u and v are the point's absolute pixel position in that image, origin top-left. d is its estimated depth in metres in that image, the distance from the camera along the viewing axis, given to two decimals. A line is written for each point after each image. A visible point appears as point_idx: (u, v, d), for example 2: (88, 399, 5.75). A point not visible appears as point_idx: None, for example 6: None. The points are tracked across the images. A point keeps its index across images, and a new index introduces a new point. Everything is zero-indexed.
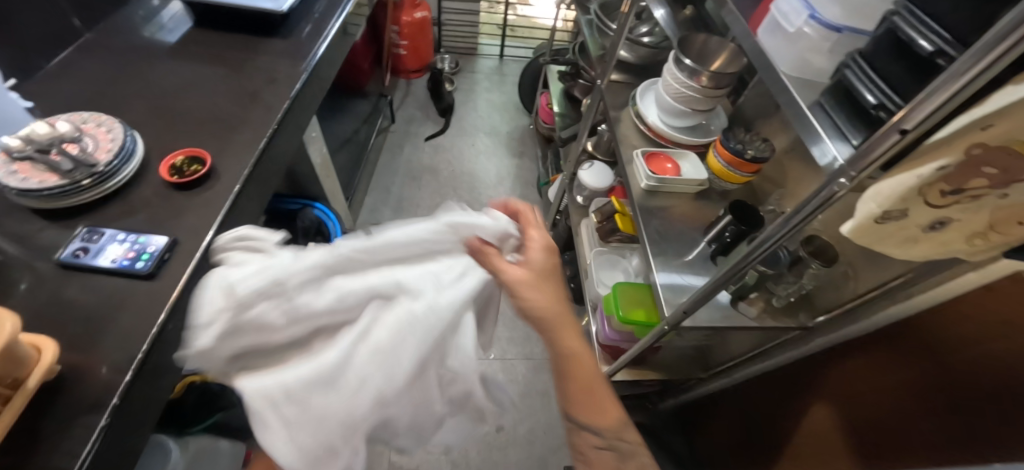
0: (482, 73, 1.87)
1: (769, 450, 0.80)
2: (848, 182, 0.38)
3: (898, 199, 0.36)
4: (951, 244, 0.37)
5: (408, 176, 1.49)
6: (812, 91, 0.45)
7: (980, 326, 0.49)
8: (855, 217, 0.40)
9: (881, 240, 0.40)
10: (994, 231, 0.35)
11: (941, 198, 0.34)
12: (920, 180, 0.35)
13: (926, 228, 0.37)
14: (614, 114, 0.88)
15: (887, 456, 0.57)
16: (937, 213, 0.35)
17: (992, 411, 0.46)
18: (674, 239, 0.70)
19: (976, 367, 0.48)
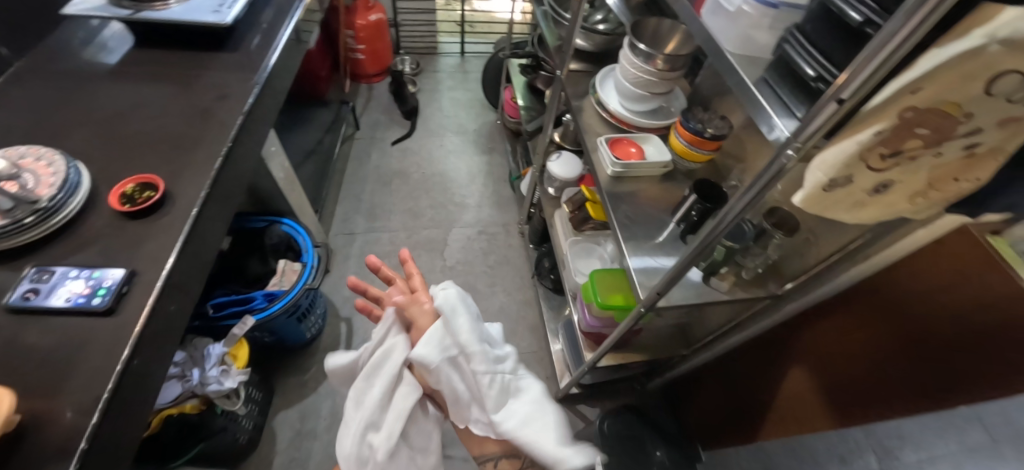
0: (444, 72, 1.85)
1: (753, 416, 0.83)
2: (796, 153, 0.39)
3: (842, 167, 0.37)
4: (895, 206, 0.40)
5: (378, 182, 1.47)
6: (756, 67, 0.46)
7: (941, 277, 0.52)
8: (804, 187, 0.40)
9: (831, 207, 0.41)
10: (933, 190, 0.38)
11: (882, 161, 0.36)
12: (861, 146, 0.35)
13: (871, 191, 0.38)
14: (577, 104, 0.88)
15: (863, 412, 0.60)
16: (879, 177, 0.37)
17: (960, 357, 0.48)
18: (644, 222, 0.71)
19: (940, 317, 0.51)
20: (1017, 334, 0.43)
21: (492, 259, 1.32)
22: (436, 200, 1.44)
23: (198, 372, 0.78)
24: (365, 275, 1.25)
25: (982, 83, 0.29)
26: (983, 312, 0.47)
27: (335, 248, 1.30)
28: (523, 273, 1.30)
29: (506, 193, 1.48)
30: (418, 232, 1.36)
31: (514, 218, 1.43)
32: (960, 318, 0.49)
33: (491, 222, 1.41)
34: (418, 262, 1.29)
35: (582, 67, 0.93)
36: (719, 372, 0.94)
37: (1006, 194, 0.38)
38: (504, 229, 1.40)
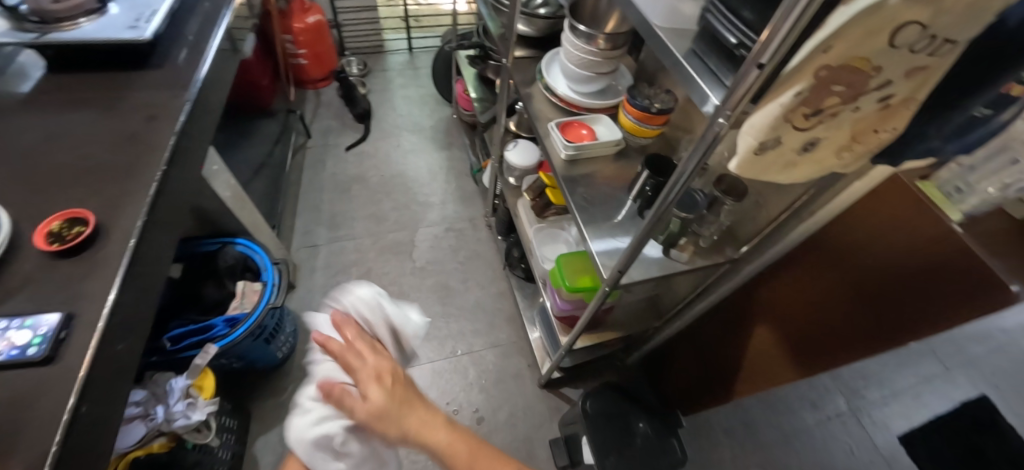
0: (394, 70, 1.80)
1: (725, 377, 0.86)
2: (727, 121, 0.40)
3: (768, 131, 0.37)
4: (824, 161, 0.42)
5: (337, 190, 1.42)
6: (685, 39, 0.47)
7: (877, 227, 0.55)
8: (737, 153, 0.41)
9: (766, 169, 0.42)
10: (856, 143, 0.41)
11: (805, 120, 0.37)
12: (783, 109, 0.36)
13: (800, 150, 0.40)
14: (526, 91, 0.88)
15: (822, 360, 0.63)
16: (805, 136, 0.38)
17: (902, 297, 0.51)
18: (601, 203, 0.72)
19: (881, 263, 0.54)
20: (948, 270, 0.46)
21: (462, 255, 1.31)
22: (399, 202, 1.42)
23: (162, 409, 0.74)
24: (333, 286, 1.22)
25: (887, 37, 0.30)
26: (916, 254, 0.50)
27: (298, 262, 1.26)
28: (495, 266, 1.30)
29: (469, 187, 1.47)
30: (384, 237, 1.33)
31: (480, 211, 1.42)
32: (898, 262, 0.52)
33: (457, 218, 1.40)
34: (386, 267, 1.27)
35: (527, 53, 0.93)
36: (692, 339, 0.97)
37: (922, 139, 0.40)
38: (470, 223, 1.38)
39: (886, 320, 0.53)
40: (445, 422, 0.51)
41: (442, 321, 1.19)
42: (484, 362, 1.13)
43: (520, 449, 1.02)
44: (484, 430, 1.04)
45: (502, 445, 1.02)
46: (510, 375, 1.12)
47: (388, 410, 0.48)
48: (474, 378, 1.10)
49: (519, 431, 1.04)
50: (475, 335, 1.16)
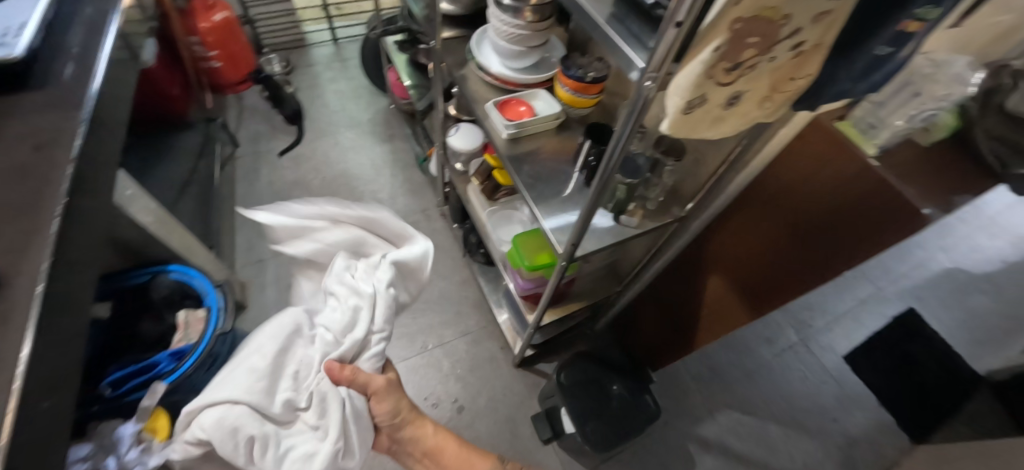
0: (319, 64, 1.69)
1: (687, 328, 0.91)
2: (654, 83, 0.40)
3: (693, 90, 0.37)
4: (749, 112, 0.44)
5: (277, 199, 1.34)
6: (605, 4, 0.46)
7: (808, 169, 0.58)
8: (668, 115, 0.41)
9: (697, 126, 0.42)
10: (776, 91, 0.42)
11: (726, 75, 0.37)
12: (704, 67, 0.36)
13: (726, 105, 0.41)
14: (459, 73, 0.85)
15: (775, 298, 0.67)
16: (728, 91, 0.39)
17: (840, 228, 0.55)
18: (548, 179, 0.72)
19: (815, 200, 0.58)
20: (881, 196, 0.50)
21: None
22: (346, 202, 1.36)
23: (113, 460, 0.61)
24: (288, 299, 1.16)
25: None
26: (847, 187, 0.54)
27: (245, 281, 1.18)
28: (454, 254, 1.28)
29: (418, 178, 1.43)
30: None
31: (432, 201, 1.39)
32: (832, 198, 0.56)
33: (409, 211, 1.36)
34: None
35: (455, 32, 0.89)
36: (652, 297, 1.00)
37: (834, 82, 0.42)
38: (424, 215, 1.35)
39: (828, 250, 0.58)
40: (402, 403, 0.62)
41: (409, 317, 1.17)
42: (456, 351, 1.13)
43: (505, 429, 1.04)
44: (467, 417, 1.05)
45: (486, 429, 1.03)
46: (485, 359, 1.12)
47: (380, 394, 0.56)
48: (448, 369, 1.10)
49: (501, 413, 1.05)
50: (445, 326, 1.15)
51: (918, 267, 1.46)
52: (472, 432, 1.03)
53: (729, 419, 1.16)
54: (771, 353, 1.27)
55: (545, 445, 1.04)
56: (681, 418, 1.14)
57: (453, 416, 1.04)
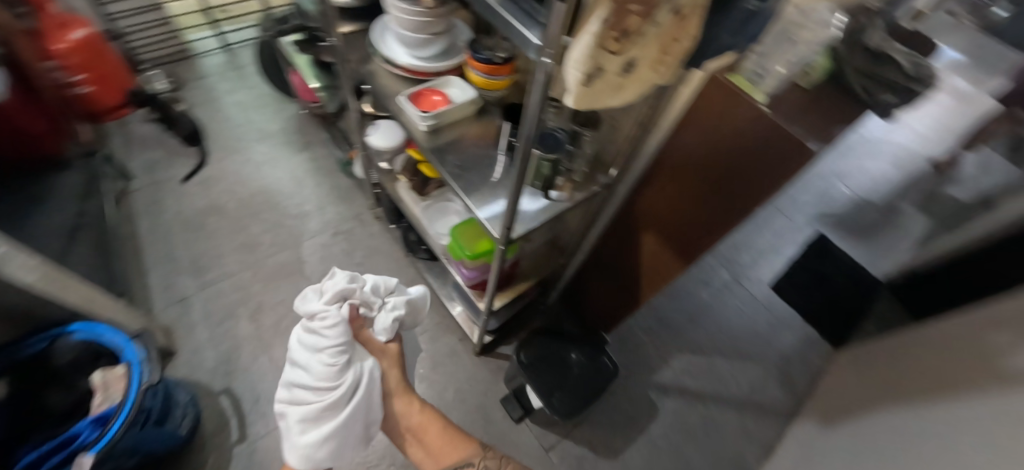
0: (212, 75, 1.54)
1: (631, 286, 0.96)
2: (552, 57, 0.41)
3: (589, 61, 0.38)
4: (647, 78, 0.44)
5: (189, 229, 1.22)
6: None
7: (712, 124, 0.62)
8: (570, 86, 0.41)
9: (600, 95, 0.43)
10: (668, 55, 0.42)
11: (616, 44, 0.38)
12: (595, 37, 0.37)
13: (623, 73, 0.42)
14: (365, 69, 0.81)
15: (705, 242, 0.73)
16: (624, 60, 0.40)
17: (750, 169, 0.61)
18: (474, 166, 0.71)
19: (723, 148, 0.62)
20: (776, 136, 0.55)
21: (359, 255, 1.24)
22: (270, 221, 1.27)
23: None
24: (223, 335, 1.08)
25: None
26: (748, 133, 0.58)
27: (169, 324, 1.07)
28: (396, 255, 1.25)
29: (344, 183, 1.37)
30: (264, 264, 1.19)
31: (365, 205, 1.33)
32: (737, 144, 0.60)
33: (341, 219, 1.30)
34: (279, 294, 1.15)
35: (354, 25, 0.84)
36: (594, 265, 1.03)
37: (717, 39, 0.45)
38: (357, 221, 1.30)
39: (743, 195, 0.63)
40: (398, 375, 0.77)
41: None
42: None
43: (477, 417, 1.06)
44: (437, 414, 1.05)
45: (458, 421, 1.04)
46: (446, 354, 1.12)
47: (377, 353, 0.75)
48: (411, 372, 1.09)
49: (470, 403, 1.07)
50: None
51: (818, 195, 1.64)
52: None
53: (682, 362, 1.25)
54: (709, 295, 1.38)
55: (517, 424, 1.07)
56: (639, 370, 1.22)
57: None
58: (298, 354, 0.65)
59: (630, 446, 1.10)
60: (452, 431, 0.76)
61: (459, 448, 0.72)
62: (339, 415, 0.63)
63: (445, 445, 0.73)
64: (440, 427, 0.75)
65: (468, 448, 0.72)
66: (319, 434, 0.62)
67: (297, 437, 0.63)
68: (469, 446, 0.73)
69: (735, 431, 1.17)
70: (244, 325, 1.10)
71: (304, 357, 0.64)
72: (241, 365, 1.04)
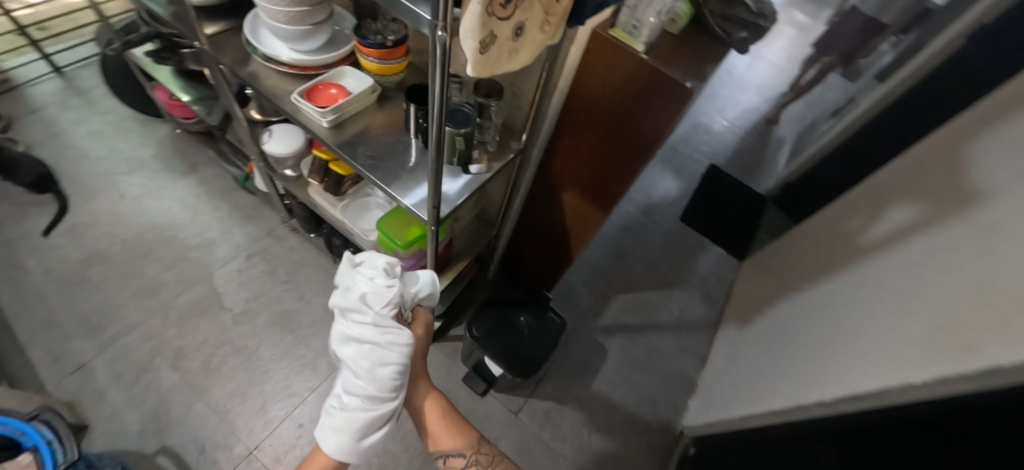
0: (49, 105, 1.31)
1: (561, 243, 1.02)
2: (446, 32, 0.38)
3: (481, 30, 0.34)
4: (536, 40, 0.42)
5: (67, 288, 1.05)
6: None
7: (603, 79, 0.67)
8: (467, 58, 0.37)
9: (497, 63, 0.40)
10: (550, 15, 0.41)
11: (504, 9, 0.35)
12: (483, 5, 0.32)
13: (515, 37, 0.39)
14: (244, 70, 0.74)
15: (616, 188, 0.81)
16: (511, 24, 0.37)
17: (643, 115, 0.67)
18: (387, 154, 0.70)
19: (617, 99, 0.68)
20: (658, 82, 0.62)
21: (283, 273, 1.16)
22: (169, 258, 1.13)
23: None
24: (143, 392, 0.96)
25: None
26: (635, 82, 0.65)
27: (72, 396, 0.93)
28: (324, 264, 1.19)
29: (247, 201, 1.26)
30: (173, 305, 1.07)
31: (277, 219, 1.24)
32: (628, 93, 0.67)
33: (253, 240, 1.20)
34: (200, 334, 1.05)
35: (220, 25, 0.76)
36: (524, 231, 1.07)
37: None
38: (272, 237, 1.21)
39: (641, 138, 0.71)
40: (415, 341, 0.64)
41: (303, 346, 1.07)
42: None
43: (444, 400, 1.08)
44: None
45: None
46: None
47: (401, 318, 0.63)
48: None
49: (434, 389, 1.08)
50: None
51: (704, 131, 1.85)
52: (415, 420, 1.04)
53: (620, 302, 1.37)
54: (632, 238, 1.52)
55: (483, 397, 1.12)
56: (584, 319, 1.31)
57: None
58: (358, 355, 0.50)
59: (589, 387, 1.20)
60: (456, 413, 0.62)
61: (452, 434, 0.59)
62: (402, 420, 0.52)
63: (442, 429, 0.59)
64: (442, 404, 0.62)
65: (459, 440, 0.59)
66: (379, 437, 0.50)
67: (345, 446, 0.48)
68: (460, 436, 0.59)
69: (675, 351, 1.32)
70: (166, 375, 0.99)
71: (360, 362, 0.50)
72: (175, 417, 0.95)
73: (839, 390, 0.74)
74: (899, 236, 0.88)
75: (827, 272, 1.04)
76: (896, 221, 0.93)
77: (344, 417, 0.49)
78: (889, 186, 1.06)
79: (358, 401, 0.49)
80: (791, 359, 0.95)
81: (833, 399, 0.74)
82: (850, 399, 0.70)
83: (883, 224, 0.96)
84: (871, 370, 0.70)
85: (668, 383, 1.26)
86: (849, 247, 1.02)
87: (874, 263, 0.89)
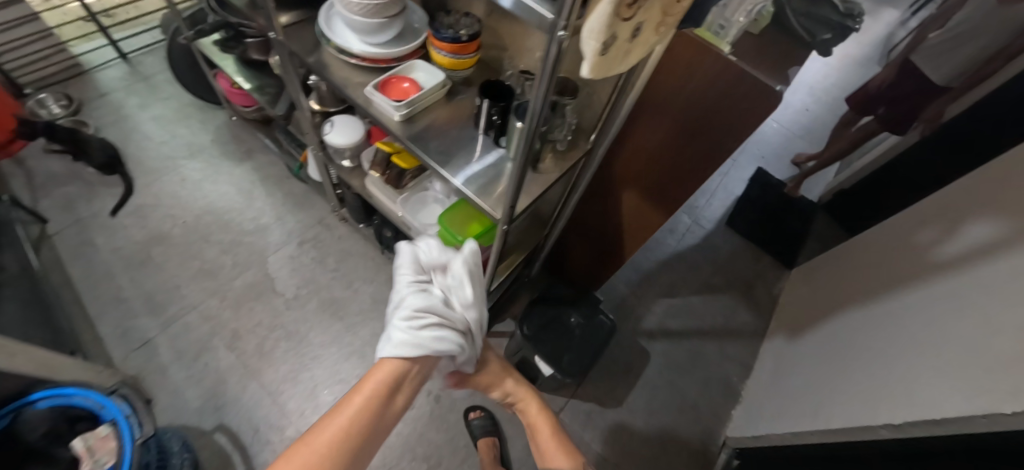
0: (116, 90, 1.37)
1: (614, 243, 1.00)
2: (568, 31, 0.35)
3: (607, 31, 0.33)
4: (649, 41, 0.40)
5: (133, 266, 1.09)
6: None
7: (682, 79, 0.65)
8: (587, 59, 0.35)
9: (612, 64, 0.38)
10: (667, 16, 0.39)
11: (630, 8, 0.34)
12: (614, 5, 0.31)
13: (632, 37, 0.37)
14: (316, 60, 0.74)
15: (683, 191, 0.79)
16: (633, 23, 0.35)
17: (724, 119, 0.66)
18: (458, 148, 0.69)
19: (698, 101, 0.66)
20: (746, 87, 0.60)
21: (332, 261, 1.18)
22: (225, 241, 1.16)
23: None
24: (202, 370, 1.00)
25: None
26: (719, 86, 0.62)
27: (137, 370, 0.97)
28: (372, 254, 1.21)
29: (299, 188, 1.28)
30: (229, 288, 1.10)
31: (327, 208, 1.27)
32: (709, 97, 0.64)
33: (304, 226, 1.23)
34: (255, 316, 1.08)
35: (294, 14, 0.77)
36: (574, 229, 1.06)
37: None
38: (323, 225, 1.23)
39: (715, 139, 0.69)
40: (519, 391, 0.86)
41: (351, 334, 1.09)
42: None
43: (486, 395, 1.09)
44: (445, 404, 1.06)
45: (468, 403, 1.07)
46: None
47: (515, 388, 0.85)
48: None
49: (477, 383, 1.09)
50: None
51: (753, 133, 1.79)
52: (456, 414, 1.05)
53: (663, 306, 1.35)
54: (676, 242, 1.48)
55: None
56: (627, 322, 1.30)
57: (433, 407, 1.05)
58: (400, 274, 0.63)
59: (629, 390, 1.19)
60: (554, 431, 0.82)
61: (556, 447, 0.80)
62: (437, 319, 0.57)
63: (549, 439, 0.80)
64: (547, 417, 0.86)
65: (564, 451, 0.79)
66: (412, 328, 0.56)
67: (388, 346, 0.56)
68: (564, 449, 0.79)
69: (718, 358, 1.28)
70: (223, 356, 1.02)
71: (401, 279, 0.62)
72: (231, 396, 0.98)
73: (911, 414, 0.70)
74: (979, 252, 0.82)
75: (893, 287, 0.99)
76: (973, 238, 0.87)
77: (394, 312, 0.59)
78: (960, 196, 1.00)
79: (398, 300, 0.60)
80: (855, 375, 0.91)
81: (905, 422, 0.70)
82: (925, 423, 0.67)
83: (960, 240, 0.90)
84: (947, 396, 0.66)
85: (712, 391, 1.23)
86: (919, 262, 0.96)
87: (952, 279, 0.84)
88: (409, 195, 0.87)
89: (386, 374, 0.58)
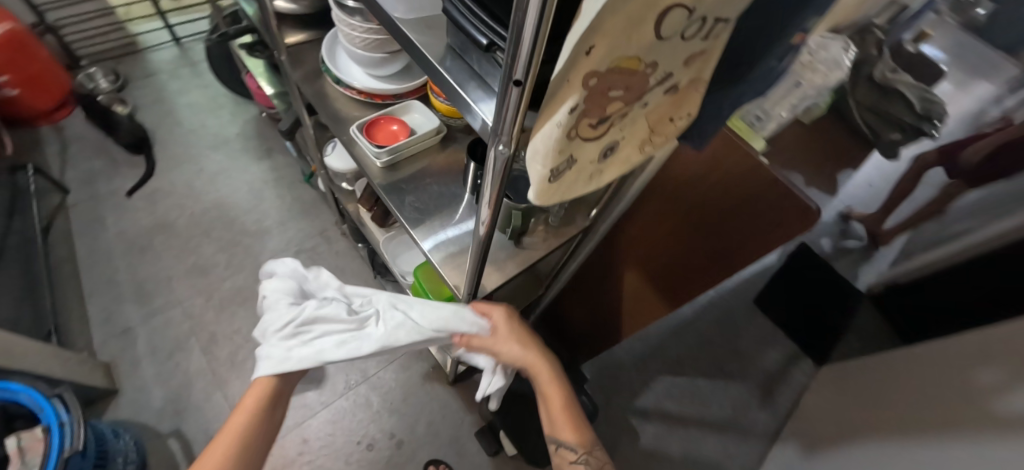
0: (163, 72, 1.43)
1: (613, 320, 0.88)
2: (509, 147, 0.27)
3: (553, 157, 0.24)
4: (630, 161, 0.31)
5: (133, 251, 1.11)
6: (439, 34, 0.37)
7: (702, 166, 0.56)
8: (532, 185, 0.27)
9: (570, 188, 0.29)
10: (656, 135, 0.29)
11: (592, 130, 0.25)
12: (561, 130, 0.23)
13: (600, 159, 0.28)
14: (313, 88, 0.71)
15: (690, 287, 0.68)
16: (598, 144, 0.26)
17: (744, 220, 0.55)
18: (437, 206, 0.62)
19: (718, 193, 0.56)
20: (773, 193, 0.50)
21: None
22: (224, 239, 1.16)
23: None
24: (172, 370, 0.98)
25: (653, 26, 0.18)
26: (744, 184, 0.53)
27: (112, 359, 0.98)
28: (365, 275, 1.17)
29: (308, 195, 1.27)
30: (218, 288, 1.09)
31: (331, 220, 1.24)
32: (731, 192, 0.55)
33: (305, 236, 1.20)
34: (235, 323, 1.06)
35: (305, 35, 0.75)
36: (573, 295, 0.96)
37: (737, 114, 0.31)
38: (323, 237, 1.21)
39: (731, 241, 0.59)
40: (517, 338, 0.55)
41: None
42: (383, 382, 1.07)
43: (450, 451, 1.01)
44: (405, 452, 1.00)
45: (430, 457, 1.00)
46: (417, 383, 1.07)
47: (512, 340, 0.54)
48: (378, 405, 1.04)
49: (443, 435, 1.02)
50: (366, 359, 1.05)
51: None
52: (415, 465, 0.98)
53: (664, 383, 1.22)
54: (693, 312, 1.34)
55: (493, 457, 1.02)
56: (621, 395, 1.18)
57: (392, 452, 0.99)
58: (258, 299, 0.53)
59: None
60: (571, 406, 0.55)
61: (573, 435, 0.54)
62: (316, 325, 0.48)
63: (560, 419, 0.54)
64: (566, 396, 0.55)
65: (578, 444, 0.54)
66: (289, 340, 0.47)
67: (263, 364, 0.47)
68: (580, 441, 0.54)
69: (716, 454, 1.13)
70: (196, 358, 1.00)
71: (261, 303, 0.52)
72: (192, 403, 0.96)
73: None
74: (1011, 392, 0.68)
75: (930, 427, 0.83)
76: None
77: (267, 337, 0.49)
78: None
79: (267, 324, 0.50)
80: None
81: None
82: None
83: None
84: None
85: None
86: (959, 392, 0.80)
87: None
88: (397, 235, 0.82)
89: (264, 390, 0.47)
